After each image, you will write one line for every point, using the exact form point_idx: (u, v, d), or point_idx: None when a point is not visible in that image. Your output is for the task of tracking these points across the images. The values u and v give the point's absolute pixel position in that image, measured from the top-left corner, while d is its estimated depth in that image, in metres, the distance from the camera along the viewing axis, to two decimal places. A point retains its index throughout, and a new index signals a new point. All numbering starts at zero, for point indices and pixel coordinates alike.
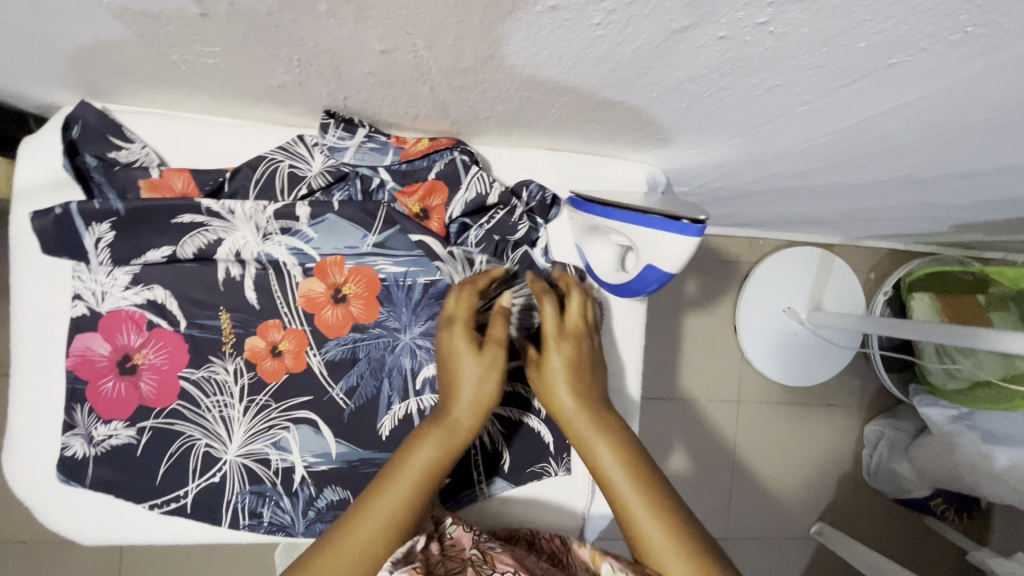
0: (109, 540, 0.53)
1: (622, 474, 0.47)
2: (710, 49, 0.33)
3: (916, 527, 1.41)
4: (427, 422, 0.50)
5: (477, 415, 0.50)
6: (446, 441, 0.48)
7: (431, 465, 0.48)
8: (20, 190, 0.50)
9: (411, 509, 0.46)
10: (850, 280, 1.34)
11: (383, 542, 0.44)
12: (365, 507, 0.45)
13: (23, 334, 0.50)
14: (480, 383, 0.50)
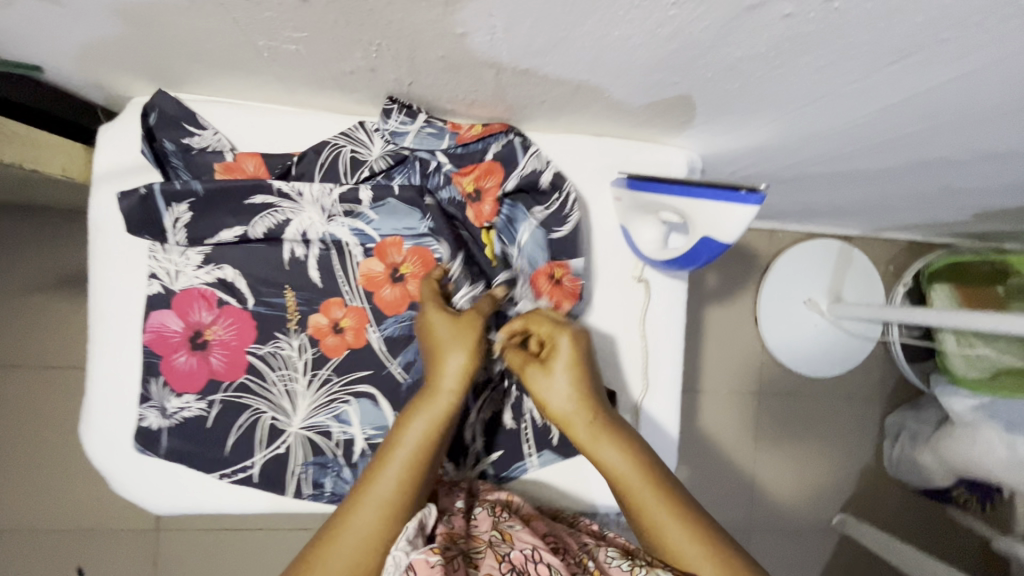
0: (180, 509, 0.55)
1: (635, 482, 0.49)
2: (773, 28, 0.35)
3: (938, 519, 1.41)
4: (414, 401, 0.50)
5: (459, 386, 0.50)
6: (433, 416, 0.48)
7: (423, 441, 0.48)
8: (99, 174, 0.52)
9: (406, 486, 0.46)
10: (870, 272, 1.35)
11: (384, 523, 0.45)
12: (361, 491, 0.46)
13: (102, 311, 0.53)
14: (463, 358, 0.50)
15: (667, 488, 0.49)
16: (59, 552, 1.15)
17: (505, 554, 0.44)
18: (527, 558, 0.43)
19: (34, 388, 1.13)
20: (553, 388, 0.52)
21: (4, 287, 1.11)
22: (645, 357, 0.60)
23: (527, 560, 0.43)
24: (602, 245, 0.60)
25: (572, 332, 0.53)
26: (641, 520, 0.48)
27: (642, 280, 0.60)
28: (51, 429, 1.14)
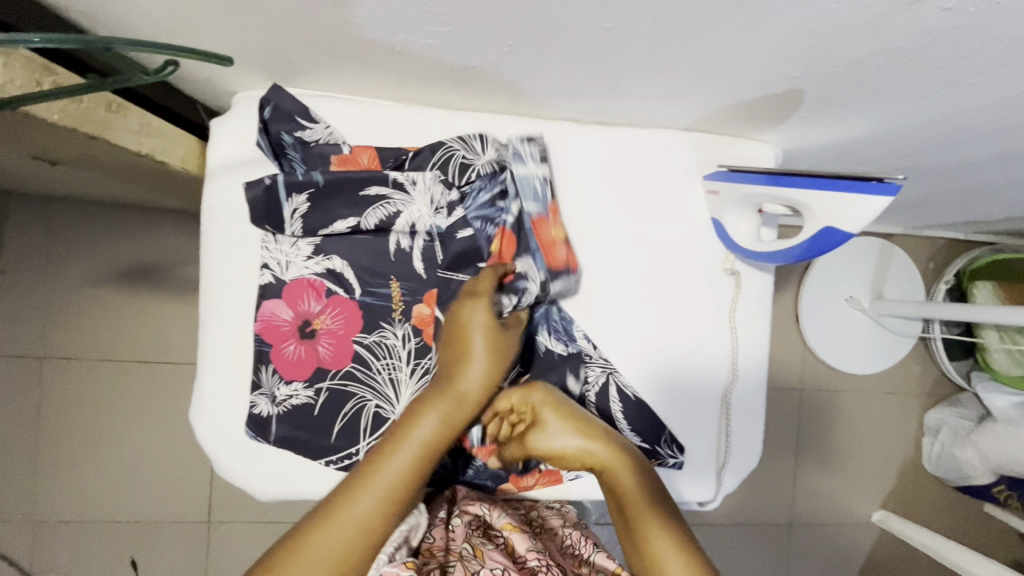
0: (284, 497, 0.56)
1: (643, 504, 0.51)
2: (922, 21, 0.37)
3: (976, 516, 1.42)
4: (430, 393, 0.50)
5: (479, 393, 0.51)
6: (449, 417, 0.49)
7: (432, 440, 0.47)
8: (215, 166, 0.54)
9: (411, 482, 0.46)
10: (911, 269, 1.35)
11: (382, 515, 0.44)
12: (366, 475, 0.45)
13: (216, 299, 0.54)
14: (487, 369, 0.51)
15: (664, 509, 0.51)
16: (114, 544, 1.16)
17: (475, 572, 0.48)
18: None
19: (90, 382, 1.15)
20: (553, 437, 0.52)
21: (63, 279, 1.13)
22: (735, 348, 0.61)
23: None
24: (695, 238, 0.61)
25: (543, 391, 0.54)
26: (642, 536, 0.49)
27: (732, 272, 0.61)
28: (104, 421, 1.16)
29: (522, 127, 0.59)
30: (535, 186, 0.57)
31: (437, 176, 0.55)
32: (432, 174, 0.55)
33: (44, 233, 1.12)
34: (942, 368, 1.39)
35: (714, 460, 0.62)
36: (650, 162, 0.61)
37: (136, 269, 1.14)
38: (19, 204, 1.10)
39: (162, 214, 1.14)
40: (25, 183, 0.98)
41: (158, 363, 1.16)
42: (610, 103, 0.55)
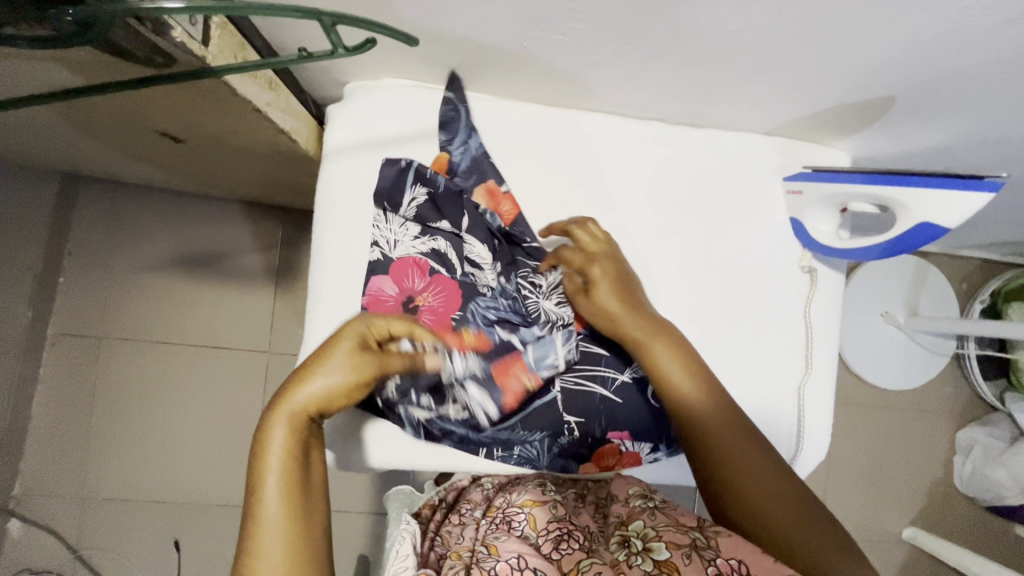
0: (383, 463, 0.61)
1: (713, 423, 0.54)
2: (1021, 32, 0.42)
3: (1009, 538, 1.42)
4: (270, 420, 0.49)
5: (316, 387, 0.50)
6: (293, 422, 0.49)
7: (289, 449, 0.48)
8: (332, 148, 0.59)
9: (296, 499, 0.46)
10: (945, 287, 1.37)
11: (291, 535, 0.45)
12: (251, 522, 0.45)
13: (328, 272, 0.58)
14: (322, 368, 0.50)
15: (746, 443, 0.53)
16: (158, 526, 1.18)
17: (492, 566, 0.50)
18: (513, 566, 0.50)
19: (144, 364, 1.18)
20: (610, 308, 0.57)
21: (127, 263, 1.16)
22: (808, 343, 0.64)
23: (513, 567, 0.50)
24: (775, 236, 0.64)
25: (605, 264, 0.58)
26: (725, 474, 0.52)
27: (809, 270, 0.64)
28: (155, 403, 1.18)
29: (614, 126, 0.63)
30: (545, 360, 0.58)
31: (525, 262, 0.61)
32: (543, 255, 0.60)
33: (111, 218, 1.16)
34: (975, 387, 1.40)
35: (787, 452, 0.64)
36: (733, 164, 0.64)
37: (195, 256, 1.18)
38: (89, 188, 1.15)
39: (223, 202, 1.18)
40: (103, 166, 1.02)
41: (211, 348, 1.19)
42: (701, 105, 0.60)
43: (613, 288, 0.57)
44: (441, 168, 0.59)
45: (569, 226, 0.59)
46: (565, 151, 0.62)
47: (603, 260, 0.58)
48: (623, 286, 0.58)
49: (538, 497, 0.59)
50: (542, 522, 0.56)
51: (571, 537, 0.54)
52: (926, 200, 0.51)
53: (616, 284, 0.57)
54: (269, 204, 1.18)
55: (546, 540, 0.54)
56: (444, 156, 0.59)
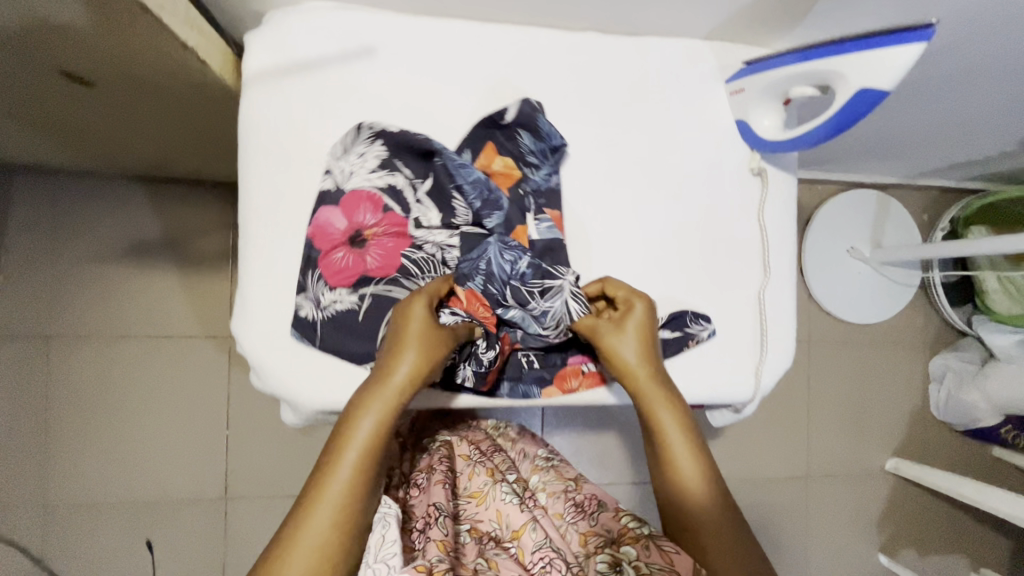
0: (333, 406, 0.57)
1: (687, 464, 0.57)
2: None
3: (985, 460, 1.45)
4: (368, 388, 0.51)
5: (416, 385, 0.51)
6: (385, 406, 0.50)
7: (372, 435, 0.50)
8: (250, 76, 0.55)
9: (352, 501, 0.48)
10: (908, 219, 1.38)
11: (342, 517, 0.48)
12: (318, 484, 0.48)
13: (258, 207, 0.55)
14: (423, 354, 0.51)
15: (711, 484, 0.57)
16: (128, 527, 1.13)
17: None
18: None
19: (99, 361, 1.12)
20: (626, 358, 0.56)
21: (69, 256, 1.11)
22: (766, 247, 0.63)
23: None
24: (723, 142, 0.62)
25: (643, 310, 0.57)
26: (679, 506, 0.57)
27: (759, 172, 0.62)
28: (113, 400, 1.13)
29: (550, 38, 0.60)
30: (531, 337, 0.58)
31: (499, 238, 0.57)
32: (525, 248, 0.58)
33: (47, 209, 1.10)
34: (944, 316, 1.42)
35: (752, 358, 0.63)
36: (675, 70, 0.61)
37: (142, 243, 1.13)
38: (21, 180, 1.09)
39: (168, 185, 1.13)
40: (28, 146, 0.96)
41: (169, 337, 1.14)
42: (634, 7, 0.58)
43: (639, 340, 0.56)
44: (507, 182, 0.60)
45: (620, 284, 0.58)
46: (500, 66, 0.59)
47: (644, 305, 0.57)
48: (648, 338, 0.57)
49: (521, 518, 0.67)
50: (528, 552, 0.64)
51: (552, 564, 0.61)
52: (859, 67, 0.48)
53: (643, 336, 0.57)
54: (216, 182, 1.14)
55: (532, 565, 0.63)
56: (518, 171, 0.59)
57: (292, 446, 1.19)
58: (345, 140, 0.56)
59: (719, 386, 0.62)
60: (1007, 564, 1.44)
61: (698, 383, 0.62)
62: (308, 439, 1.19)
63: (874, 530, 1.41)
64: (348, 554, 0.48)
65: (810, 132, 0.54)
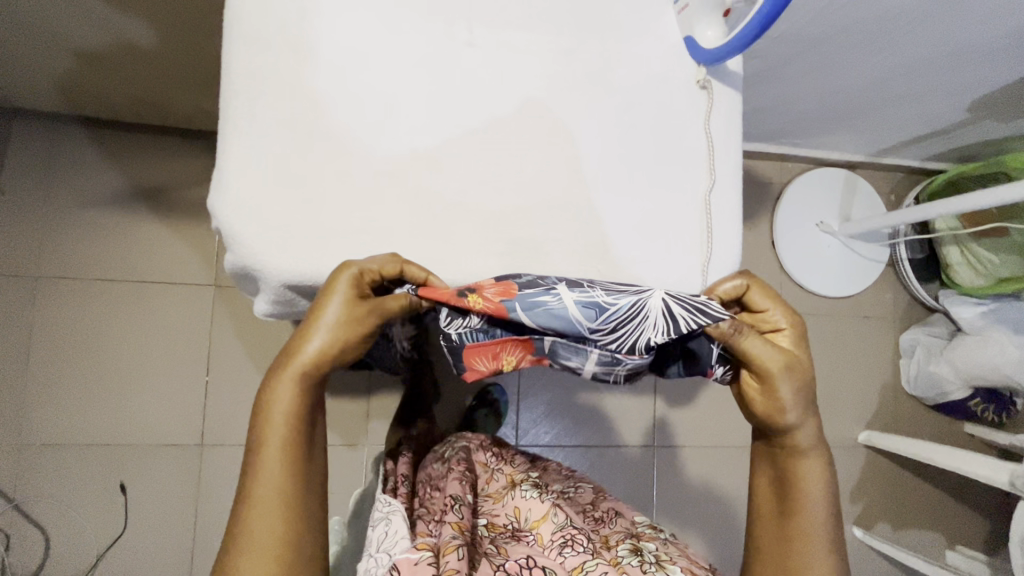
0: (299, 276, 0.60)
1: (810, 480, 0.63)
2: None
3: (957, 435, 1.48)
4: (280, 368, 0.56)
5: (326, 357, 0.56)
6: (302, 374, 0.55)
7: (295, 399, 0.55)
8: None
9: (292, 463, 0.54)
10: (875, 196, 1.44)
11: (288, 484, 0.53)
12: (256, 467, 0.53)
13: (238, 91, 0.60)
14: (330, 329, 0.56)
15: (825, 504, 0.63)
16: (102, 469, 1.13)
17: (501, 563, 0.64)
18: (520, 564, 0.63)
19: (84, 304, 1.15)
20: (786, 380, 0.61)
21: (61, 199, 1.15)
22: (712, 155, 0.68)
23: (518, 565, 0.63)
24: (672, 57, 0.68)
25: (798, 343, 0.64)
26: (795, 516, 0.63)
27: (705, 86, 0.68)
28: (94, 343, 1.15)
29: None
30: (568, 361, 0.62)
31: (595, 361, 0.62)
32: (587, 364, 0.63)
33: (43, 155, 1.14)
34: (913, 291, 1.47)
35: (699, 255, 0.67)
36: None
37: (135, 190, 1.18)
38: (20, 126, 1.13)
39: (164, 136, 1.19)
40: (29, 86, 1.02)
41: (154, 284, 1.18)
42: None
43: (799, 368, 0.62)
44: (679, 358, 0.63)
45: (779, 330, 0.64)
46: None
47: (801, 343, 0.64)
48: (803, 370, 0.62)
49: (541, 509, 0.72)
50: (548, 535, 0.69)
51: (574, 542, 0.67)
52: None
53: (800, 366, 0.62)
54: (208, 134, 1.20)
55: (552, 545, 0.67)
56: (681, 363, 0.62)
57: None
58: (323, 36, 0.61)
59: (668, 278, 0.67)
60: (982, 541, 1.44)
61: (650, 275, 0.66)
62: None
63: (848, 504, 1.41)
64: (304, 522, 0.54)
65: (741, 32, 0.60)
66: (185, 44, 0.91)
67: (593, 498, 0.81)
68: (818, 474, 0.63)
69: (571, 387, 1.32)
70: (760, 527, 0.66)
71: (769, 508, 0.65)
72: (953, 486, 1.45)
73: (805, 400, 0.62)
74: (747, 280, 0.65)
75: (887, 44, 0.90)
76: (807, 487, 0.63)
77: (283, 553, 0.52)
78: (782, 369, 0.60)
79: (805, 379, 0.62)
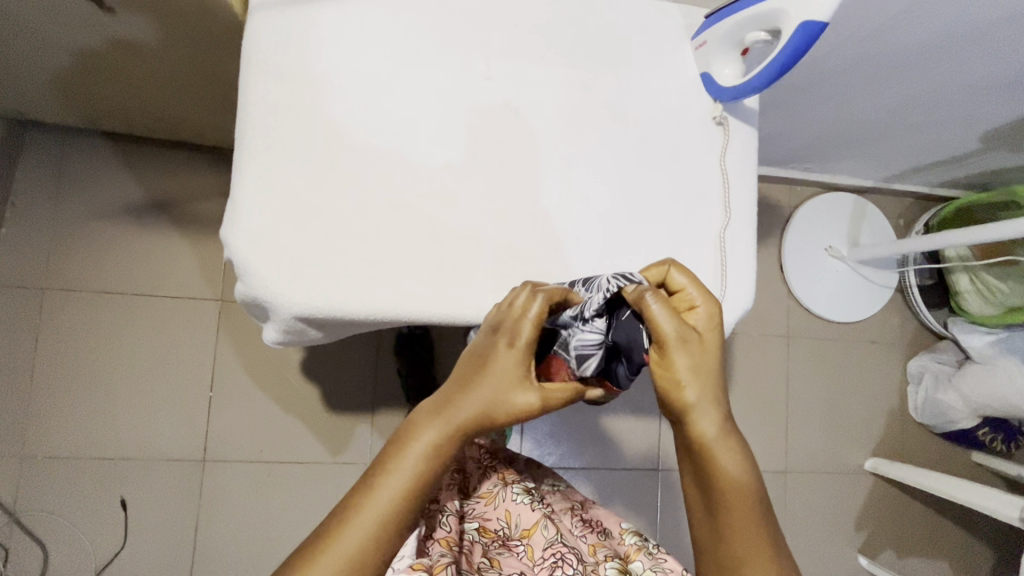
0: (309, 309, 0.59)
1: (731, 484, 0.54)
2: None
3: (963, 464, 1.46)
4: (429, 416, 0.52)
5: (476, 424, 0.52)
6: (449, 432, 0.51)
7: (430, 457, 0.50)
8: (256, 4, 0.61)
9: (394, 523, 0.47)
10: (883, 221, 1.43)
11: (374, 547, 0.46)
12: (355, 507, 0.47)
13: (254, 121, 0.60)
14: (492, 391, 0.52)
15: (758, 516, 0.54)
16: (104, 483, 1.13)
17: None
18: None
19: (90, 315, 1.15)
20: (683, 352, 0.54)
21: (70, 211, 1.15)
22: (726, 191, 0.68)
23: None
24: (691, 93, 0.68)
25: (711, 323, 0.55)
26: (727, 527, 0.53)
27: (720, 122, 0.68)
28: (98, 355, 1.15)
29: None
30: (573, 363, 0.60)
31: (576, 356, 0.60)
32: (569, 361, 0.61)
33: (53, 166, 1.15)
34: (921, 318, 1.46)
35: (712, 291, 0.66)
36: (647, 28, 0.68)
37: (144, 204, 1.18)
38: (31, 137, 1.14)
39: (175, 151, 1.19)
40: (42, 99, 1.02)
41: (160, 296, 1.17)
42: None
43: (702, 346, 0.54)
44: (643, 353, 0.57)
45: (695, 305, 0.56)
46: (486, 14, 0.65)
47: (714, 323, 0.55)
48: (708, 352, 0.54)
49: (532, 517, 0.71)
50: (538, 549, 0.68)
51: (564, 562, 0.65)
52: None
53: (702, 343, 0.54)
54: (218, 149, 1.20)
55: (542, 565, 0.66)
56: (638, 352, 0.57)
57: (272, 410, 1.20)
58: (341, 68, 0.61)
59: None
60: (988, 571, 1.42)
61: None
62: (289, 406, 1.20)
63: (853, 531, 1.40)
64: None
65: (759, 73, 0.60)
66: (199, 64, 0.91)
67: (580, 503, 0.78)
68: (738, 476, 0.54)
69: (575, 408, 1.31)
70: (698, 543, 0.56)
71: (701, 517, 0.55)
72: (959, 515, 1.44)
73: (711, 379, 0.55)
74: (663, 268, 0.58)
75: (901, 75, 0.90)
76: (733, 491, 0.54)
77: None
78: (674, 340, 0.53)
79: (707, 355, 0.54)
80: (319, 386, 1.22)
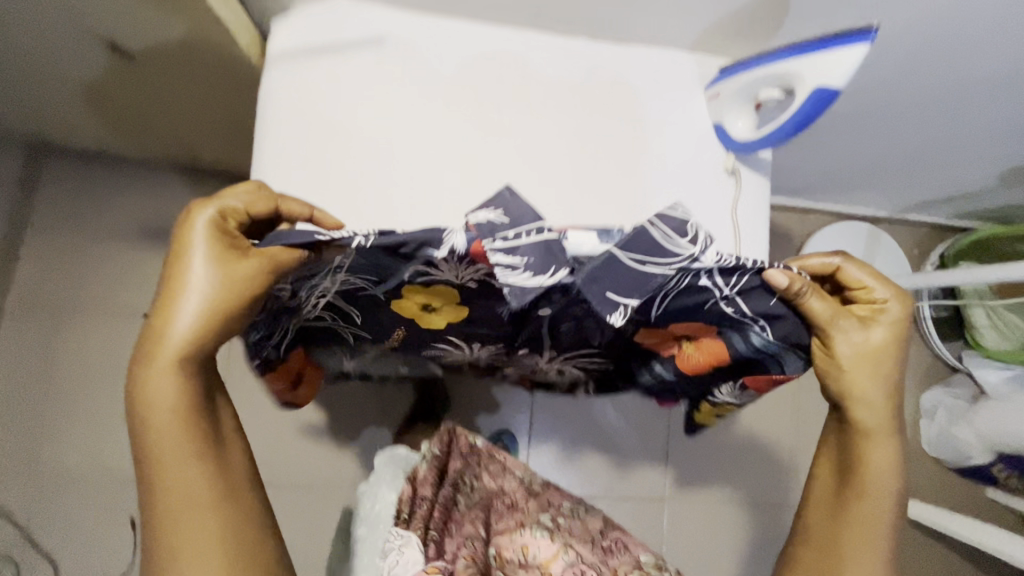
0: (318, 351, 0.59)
1: (873, 476, 0.61)
2: None
3: (977, 499, 1.44)
4: (140, 355, 0.49)
5: (191, 334, 0.49)
6: (173, 357, 0.49)
7: (183, 390, 0.50)
8: (273, 56, 0.62)
9: (202, 454, 0.50)
10: (897, 251, 1.41)
11: (199, 477, 0.49)
12: (158, 476, 0.48)
13: (265, 170, 0.61)
14: (194, 298, 0.49)
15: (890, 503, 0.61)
16: (114, 503, 1.14)
17: None
18: None
19: (104, 337, 1.17)
20: (852, 338, 0.58)
21: (89, 232, 1.17)
22: (737, 242, 0.67)
23: None
24: (704, 140, 0.68)
25: (887, 322, 0.59)
26: (853, 514, 0.61)
27: (732, 172, 0.67)
28: (111, 376, 1.16)
29: (548, 41, 0.67)
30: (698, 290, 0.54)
31: (490, 218, 0.50)
32: (449, 256, 0.49)
33: (74, 189, 1.17)
34: (935, 350, 1.44)
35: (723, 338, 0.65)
36: (659, 76, 0.68)
37: (160, 227, 1.20)
38: (52, 161, 1.16)
39: (191, 174, 1.21)
40: (62, 125, 1.04)
41: None
42: (622, 18, 0.64)
43: (869, 335, 0.58)
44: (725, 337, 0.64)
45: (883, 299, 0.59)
46: (499, 60, 0.65)
47: (891, 317, 0.59)
48: (877, 344, 0.59)
49: (551, 549, 0.69)
50: None
51: None
52: (817, 63, 0.53)
53: (869, 333, 0.58)
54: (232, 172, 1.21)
55: None
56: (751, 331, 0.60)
57: (281, 433, 1.20)
58: (353, 118, 0.62)
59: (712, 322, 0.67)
60: None
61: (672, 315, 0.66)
62: (296, 430, 1.21)
63: None
64: (236, 482, 0.52)
65: (774, 129, 0.59)
66: (214, 97, 0.92)
67: (600, 530, 0.75)
68: (887, 466, 0.61)
69: (583, 434, 1.30)
70: (805, 523, 0.65)
71: (827, 498, 0.64)
72: (973, 552, 1.41)
73: (880, 369, 0.59)
74: (841, 259, 0.59)
75: (917, 116, 0.89)
76: (875, 479, 0.61)
77: (218, 512, 0.49)
78: (838, 328, 0.57)
79: (875, 345, 0.59)
80: (325, 408, 1.22)
